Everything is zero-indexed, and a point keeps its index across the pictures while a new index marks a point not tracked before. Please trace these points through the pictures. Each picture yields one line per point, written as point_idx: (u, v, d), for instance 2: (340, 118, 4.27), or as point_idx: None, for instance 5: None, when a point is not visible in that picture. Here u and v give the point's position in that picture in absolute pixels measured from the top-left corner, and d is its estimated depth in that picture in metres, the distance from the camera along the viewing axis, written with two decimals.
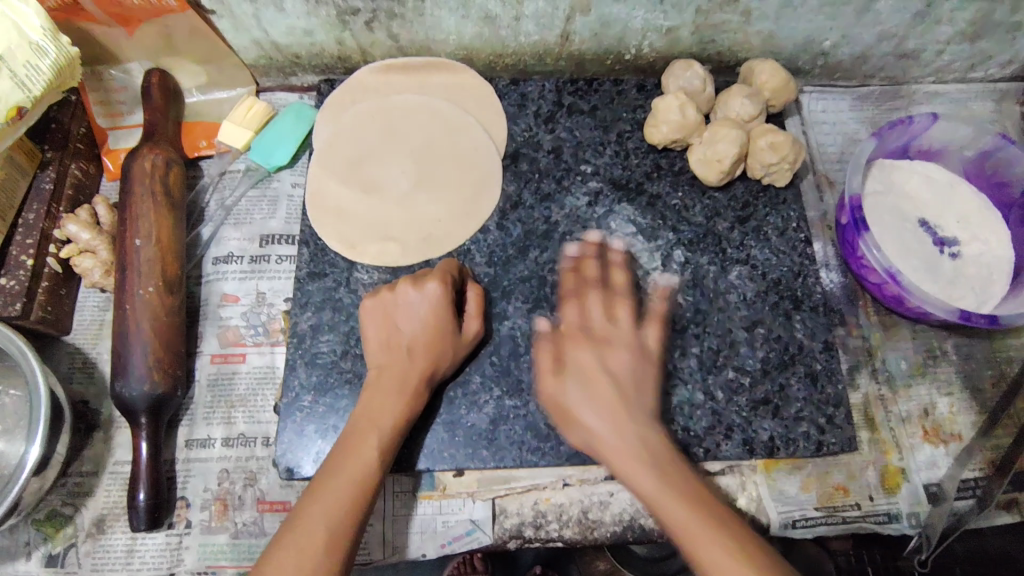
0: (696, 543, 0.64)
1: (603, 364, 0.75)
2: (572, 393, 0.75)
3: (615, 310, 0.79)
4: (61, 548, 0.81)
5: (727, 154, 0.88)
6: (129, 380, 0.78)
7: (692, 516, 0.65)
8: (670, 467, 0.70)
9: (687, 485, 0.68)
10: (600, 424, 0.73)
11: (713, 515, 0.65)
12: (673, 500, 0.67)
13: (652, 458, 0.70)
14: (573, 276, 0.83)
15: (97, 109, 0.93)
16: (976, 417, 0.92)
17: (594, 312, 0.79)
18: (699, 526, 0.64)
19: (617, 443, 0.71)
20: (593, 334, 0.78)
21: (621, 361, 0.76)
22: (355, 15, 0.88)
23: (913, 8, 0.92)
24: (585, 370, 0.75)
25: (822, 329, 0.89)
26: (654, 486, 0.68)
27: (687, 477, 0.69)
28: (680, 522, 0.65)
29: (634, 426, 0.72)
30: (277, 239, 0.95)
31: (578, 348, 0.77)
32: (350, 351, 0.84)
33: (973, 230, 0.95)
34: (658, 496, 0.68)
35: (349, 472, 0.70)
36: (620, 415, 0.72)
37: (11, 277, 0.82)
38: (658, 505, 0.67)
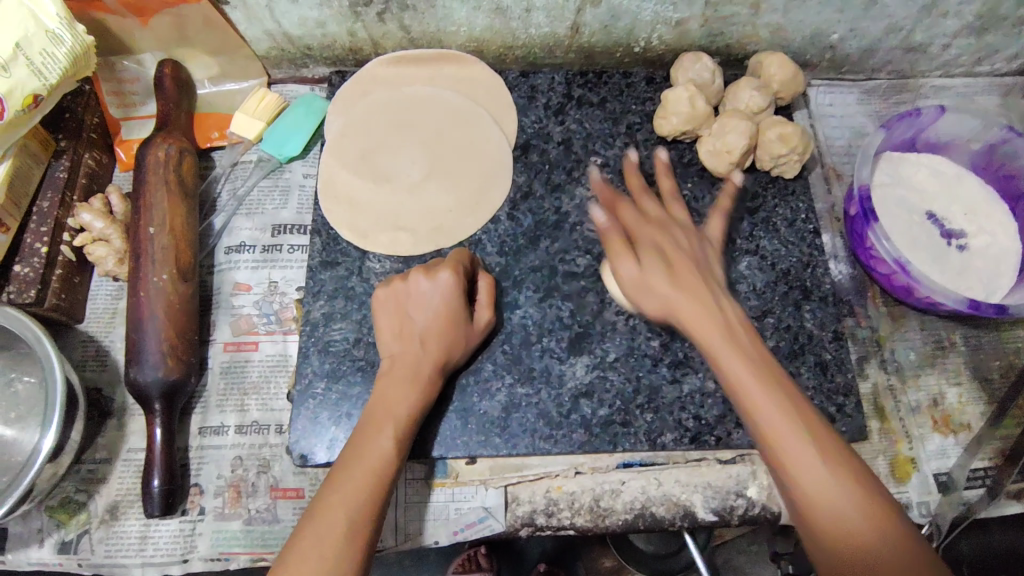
0: (789, 448, 0.63)
1: (683, 245, 0.80)
2: (653, 270, 0.78)
3: (676, 210, 0.86)
4: (75, 535, 0.81)
5: (737, 144, 0.88)
6: (144, 367, 0.78)
7: (796, 443, 0.63)
8: (785, 387, 0.67)
9: (801, 404, 0.66)
10: (670, 285, 0.76)
11: (824, 441, 0.64)
12: (790, 432, 0.64)
13: (764, 375, 0.68)
14: (606, 189, 0.90)
15: (110, 99, 0.94)
16: (984, 407, 0.93)
17: (648, 207, 0.85)
18: (803, 448, 0.63)
19: (733, 368, 0.69)
20: (652, 220, 0.83)
21: (680, 238, 0.81)
22: (367, 7, 0.89)
23: (920, 1, 0.93)
24: (660, 248, 0.79)
25: (832, 318, 0.90)
26: (784, 420, 0.64)
27: (801, 399, 0.67)
28: (781, 440, 0.64)
29: (717, 321, 0.73)
30: (288, 229, 0.95)
31: (651, 232, 0.81)
32: (363, 339, 0.84)
33: (980, 222, 0.96)
34: (783, 425, 0.64)
35: (365, 461, 0.70)
36: (671, 272, 0.77)
37: (24, 265, 0.83)
38: (771, 430, 0.65)
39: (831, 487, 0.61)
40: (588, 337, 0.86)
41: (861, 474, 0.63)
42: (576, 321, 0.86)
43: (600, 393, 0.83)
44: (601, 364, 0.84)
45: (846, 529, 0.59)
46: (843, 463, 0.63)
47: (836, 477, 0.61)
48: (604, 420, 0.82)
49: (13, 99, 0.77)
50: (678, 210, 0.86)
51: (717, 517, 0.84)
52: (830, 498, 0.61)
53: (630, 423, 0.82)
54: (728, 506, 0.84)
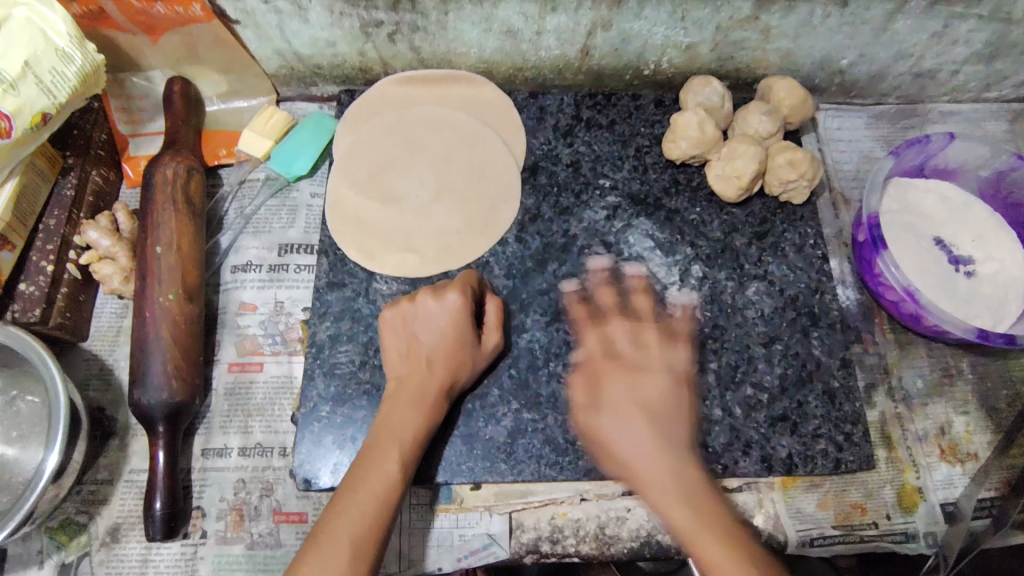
0: (705, 547, 0.66)
1: (634, 346, 0.79)
2: (611, 420, 0.74)
3: (642, 303, 0.84)
4: (75, 557, 0.81)
5: (746, 170, 0.88)
6: (148, 389, 0.77)
7: (715, 548, 0.65)
8: (704, 500, 0.69)
9: (718, 529, 0.66)
10: (634, 446, 0.72)
11: (747, 556, 0.65)
12: (704, 516, 0.67)
13: (688, 486, 0.70)
14: (607, 292, 0.86)
15: (118, 116, 0.94)
16: (992, 437, 0.92)
17: (623, 334, 0.80)
18: (721, 555, 0.65)
19: (644, 465, 0.71)
20: (621, 359, 0.78)
21: (645, 365, 0.77)
22: (378, 27, 0.89)
23: (930, 29, 0.93)
24: (623, 383, 0.76)
25: (840, 345, 0.89)
26: (710, 535, 0.66)
27: (717, 507, 0.69)
28: (681, 521, 0.68)
29: (651, 437, 0.72)
30: (295, 248, 0.95)
31: (598, 363, 0.79)
32: (369, 362, 0.84)
33: (989, 249, 0.95)
34: (694, 534, 0.67)
35: (369, 486, 0.69)
36: (614, 391, 0.76)
37: (30, 284, 0.82)
38: (697, 545, 0.66)
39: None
40: None
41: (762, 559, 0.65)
42: None
43: None
44: None
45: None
46: (734, 544, 0.66)
47: (748, 573, 0.63)
48: None
49: (21, 116, 0.76)
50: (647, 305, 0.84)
51: None
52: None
53: None
54: None
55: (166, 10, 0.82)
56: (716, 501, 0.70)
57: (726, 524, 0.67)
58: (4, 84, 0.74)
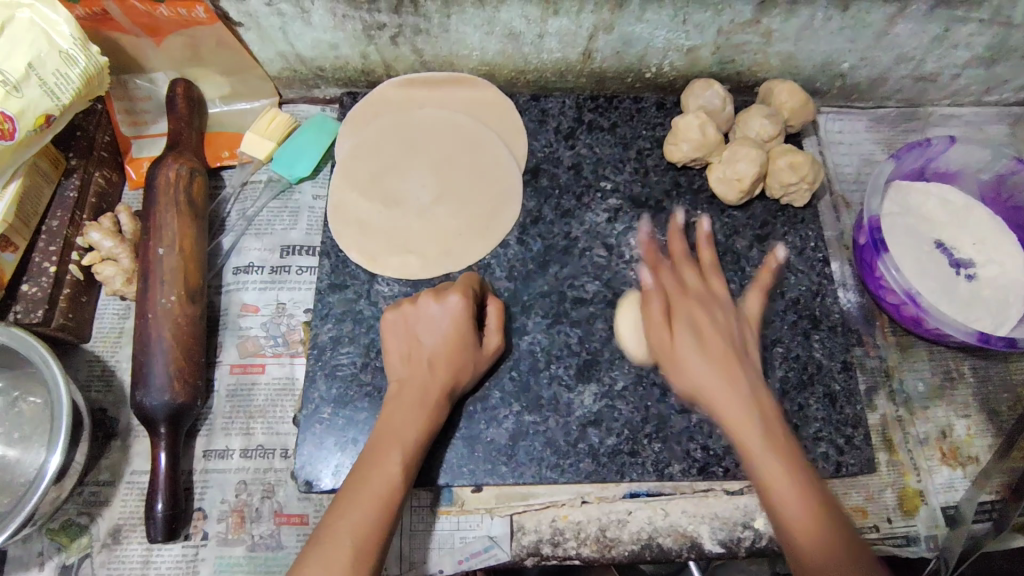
0: (755, 450, 0.70)
1: (721, 330, 0.79)
2: (682, 343, 0.78)
3: (715, 286, 0.83)
4: (76, 558, 0.81)
5: (748, 172, 0.88)
6: (150, 390, 0.78)
7: (787, 484, 0.67)
8: (791, 453, 0.70)
9: (781, 440, 0.71)
10: (705, 371, 0.76)
11: (804, 479, 0.68)
12: (768, 450, 0.70)
13: (765, 411, 0.73)
14: (653, 250, 0.90)
15: (121, 117, 0.94)
16: (992, 440, 0.93)
17: (689, 277, 0.83)
18: (776, 467, 0.69)
19: (711, 385, 0.75)
20: (689, 293, 0.82)
21: (722, 320, 0.80)
22: (381, 30, 0.89)
23: (931, 32, 0.93)
24: (696, 324, 0.79)
25: (840, 348, 0.89)
26: (762, 440, 0.70)
27: (789, 436, 0.72)
28: (761, 461, 0.69)
29: (733, 387, 0.74)
30: (297, 250, 0.95)
31: (688, 304, 0.80)
32: (370, 364, 0.84)
33: (989, 252, 0.95)
34: (763, 453, 0.70)
35: (372, 487, 0.69)
36: (722, 368, 0.76)
37: (33, 285, 0.83)
38: (753, 460, 0.70)
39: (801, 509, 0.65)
40: (596, 364, 0.85)
41: (824, 498, 0.66)
42: (585, 348, 0.86)
43: (608, 422, 0.83)
44: (610, 392, 0.84)
45: (811, 543, 0.63)
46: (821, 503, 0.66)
47: (819, 509, 0.65)
48: (611, 449, 0.82)
49: (24, 118, 0.77)
50: (717, 281, 0.84)
51: (724, 549, 0.83)
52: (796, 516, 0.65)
53: (638, 453, 0.82)
54: (735, 538, 0.83)
55: (169, 12, 0.82)
56: (783, 424, 0.73)
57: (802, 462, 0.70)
58: (8, 87, 0.74)
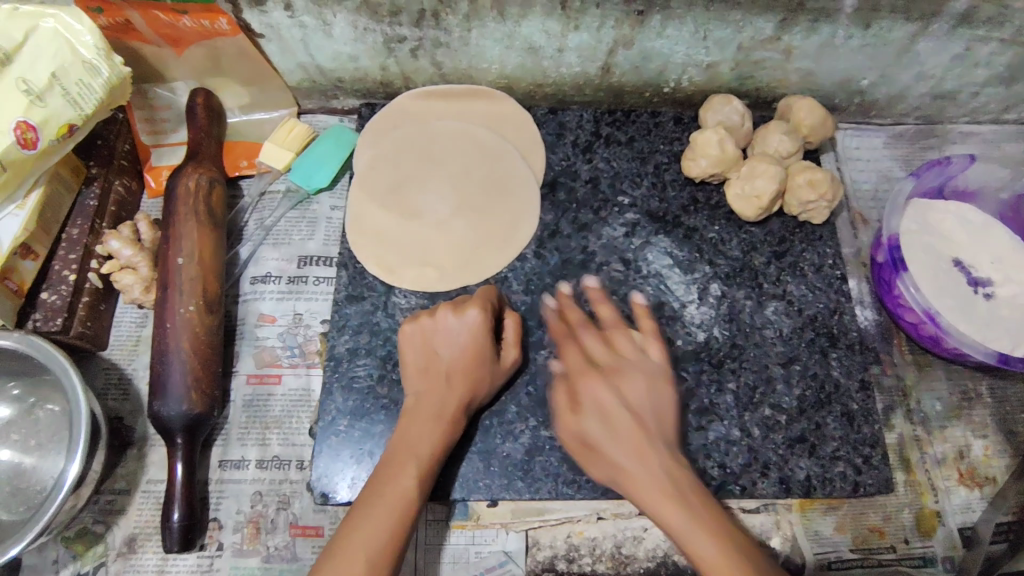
0: (641, 483, 0.69)
1: (618, 375, 0.77)
2: (592, 429, 0.74)
3: (620, 340, 0.81)
4: (91, 567, 0.81)
5: (766, 190, 0.88)
6: (167, 400, 0.78)
7: (674, 513, 0.67)
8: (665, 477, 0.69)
9: (656, 460, 0.70)
10: (602, 434, 0.73)
11: (698, 512, 0.67)
12: (670, 502, 0.68)
13: (640, 447, 0.71)
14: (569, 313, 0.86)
15: (142, 126, 0.94)
16: (1010, 461, 0.92)
17: (596, 352, 0.80)
18: (642, 475, 0.70)
19: (619, 459, 0.71)
20: (605, 370, 0.78)
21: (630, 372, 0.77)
22: (401, 43, 0.89)
23: (951, 51, 0.93)
24: (598, 395, 0.75)
25: (858, 367, 0.89)
26: (649, 476, 0.69)
27: (678, 474, 0.70)
28: (644, 490, 0.70)
29: (632, 429, 0.72)
30: (314, 261, 0.95)
31: (591, 382, 0.77)
32: (387, 376, 0.84)
33: (1008, 271, 0.93)
34: (646, 487, 0.69)
35: (387, 501, 0.69)
36: (640, 430, 0.72)
37: (53, 293, 0.83)
38: (630, 479, 0.71)
39: (685, 524, 0.66)
40: None
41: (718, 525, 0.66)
42: None
43: None
44: None
45: (709, 571, 0.63)
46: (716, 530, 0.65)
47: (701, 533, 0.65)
48: None
49: (48, 127, 0.78)
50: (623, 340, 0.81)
51: None
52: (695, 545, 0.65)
53: None
54: None
55: (194, 23, 0.83)
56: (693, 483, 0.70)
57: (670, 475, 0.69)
58: (32, 96, 0.76)
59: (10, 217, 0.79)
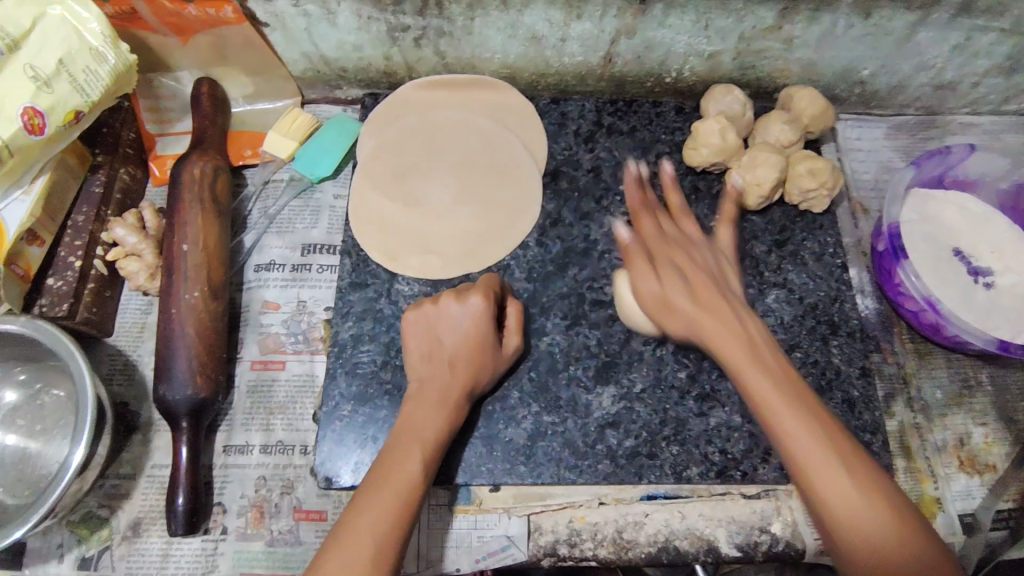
0: (794, 437, 0.63)
1: (695, 262, 0.78)
2: (671, 287, 0.76)
3: (688, 228, 0.82)
4: (96, 551, 0.81)
5: (767, 178, 0.88)
6: (173, 385, 0.78)
7: (802, 434, 0.63)
8: (813, 406, 0.65)
9: (807, 400, 0.66)
10: (658, 288, 0.77)
11: (850, 455, 0.63)
12: (817, 455, 0.62)
13: (786, 381, 0.67)
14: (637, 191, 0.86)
15: (146, 115, 0.95)
16: (1010, 449, 0.92)
17: (664, 225, 0.82)
18: (784, 407, 0.65)
19: (750, 381, 0.67)
20: (669, 240, 0.80)
21: (704, 261, 0.78)
22: (405, 32, 0.90)
23: (951, 41, 0.94)
24: (678, 266, 0.77)
25: (859, 354, 0.89)
26: (791, 416, 0.64)
27: (825, 410, 0.66)
28: (784, 428, 0.64)
29: (748, 350, 0.69)
30: (318, 249, 0.96)
31: (642, 271, 0.78)
32: (390, 362, 0.85)
33: (1008, 260, 0.93)
34: (796, 434, 0.63)
35: (393, 484, 0.70)
36: (706, 308, 0.73)
37: (58, 279, 0.84)
38: (763, 405, 0.66)
39: (839, 470, 0.62)
40: (615, 366, 0.85)
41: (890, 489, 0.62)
42: (604, 350, 0.86)
43: (627, 424, 0.83)
44: (628, 395, 0.84)
45: (851, 515, 0.60)
46: (888, 498, 0.61)
47: (860, 490, 0.61)
48: (629, 451, 0.82)
49: (55, 113, 0.78)
50: (689, 225, 0.83)
51: (741, 553, 0.83)
52: (827, 483, 0.61)
53: (656, 455, 0.82)
54: (752, 542, 0.83)
55: (198, 11, 0.83)
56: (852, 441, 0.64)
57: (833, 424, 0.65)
58: (38, 82, 0.76)
59: (16, 203, 0.80)
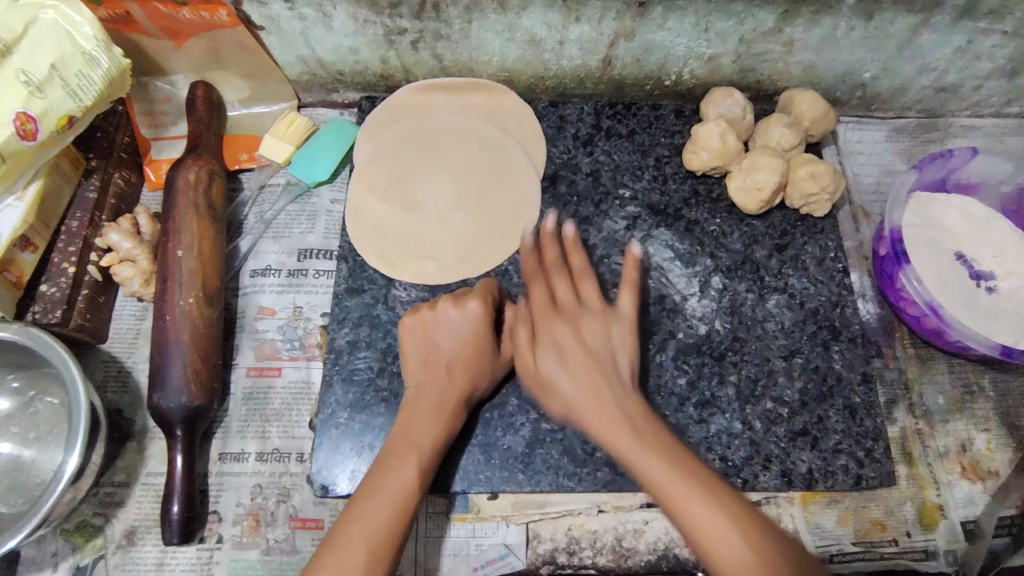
0: (656, 476, 0.64)
1: (578, 329, 0.76)
2: (550, 366, 0.75)
3: (587, 290, 0.79)
4: (90, 560, 0.81)
5: (768, 182, 0.87)
6: (167, 392, 0.77)
7: (658, 466, 0.65)
8: (659, 441, 0.67)
9: (628, 414, 0.69)
10: (565, 377, 0.73)
11: (699, 484, 0.63)
12: (685, 484, 0.63)
13: (638, 430, 0.68)
14: (534, 259, 0.83)
15: (141, 120, 0.94)
16: (1013, 455, 0.91)
17: (562, 292, 0.79)
18: (643, 452, 0.66)
19: (591, 422, 0.71)
20: (561, 312, 0.77)
21: (594, 330, 0.76)
22: (402, 35, 0.89)
23: (953, 44, 0.93)
24: (560, 345, 0.75)
25: (860, 360, 0.88)
26: (643, 452, 0.66)
27: (670, 445, 0.67)
28: (667, 491, 0.63)
29: (614, 400, 0.70)
30: (314, 254, 0.95)
31: (553, 325, 0.76)
32: (387, 369, 0.84)
33: (1012, 264, 0.92)
34: (659, 476, 0.64)
35: (388, 492, 0.69)
36: (586, 339, 0.75)
37: (51, 285, 0.83)
38: (637, 467, 0.66)
39: (699, 501, 0.62)
40: None
41: (742, 510, 0.61)
42: None
43: None
44: None
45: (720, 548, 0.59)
46: (735, 515, 0.61)
47: (717, 518, 0.60)
48: None
49: (47, 119, 0.77)
50: (590, 288, 0.80)
51: None
52: (692, 509, 0.61)
53: None
54: None
55: (193, 14, 0.82)
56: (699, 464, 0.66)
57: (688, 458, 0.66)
58: (31, 87, 0.75)
59: (8, 209, 0.79)
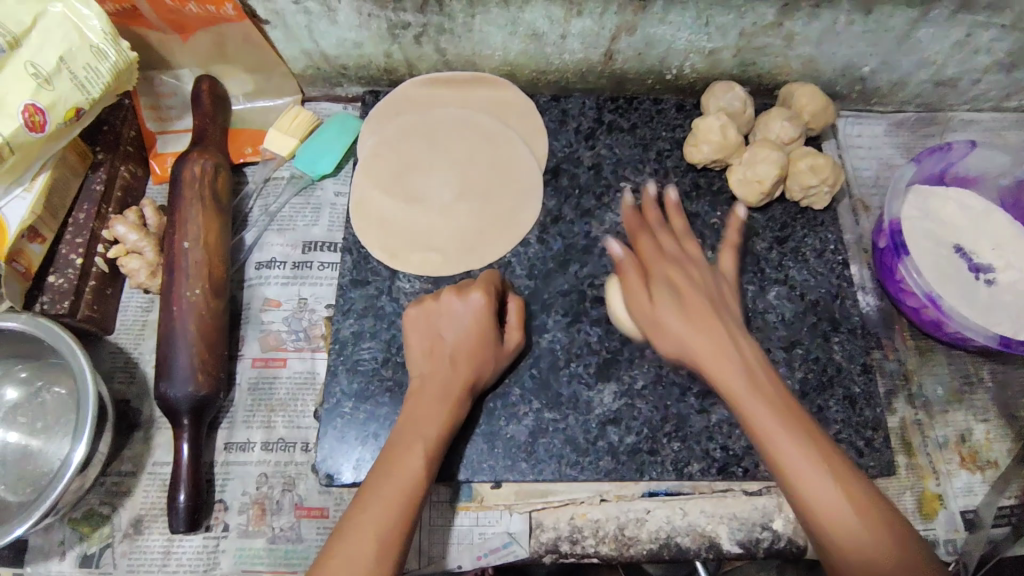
0: (759, 417, 0.66)
1: (694, 283, 0.77)
2: (664, 305, 0.76)
3: (689, 248, 0.81)
4: (97, 548, 0.81)
5: (768, 175, 0.88)
6: (174, 381, 0.78)
7: (781, 430, 0.64)
8: (782, 403, 0.67)
9: (772, 384, 0.68)
10: (680, 324, 0.74)
11: (815, 443, 0.63)
12: (784, 428, 0.64)
13: (763, 389, 0.68)
14: (636, 217, 0.88)
15: (147, 113, 0.96)
16: (1012, 445, 0.92)
17: (666, 245, 0.81)
18: (754, 395, 0.67)
19: (712, 363, 0.71)
20: (667, 256, 0.80)
21: (707, 285, 0.78)
22: (405, 29, 0.90)
23: (951, 38, 0.94)
24: (670, 279, 0.77)
25: (860, 351, 0.89)
26: (746, 386, 0.68)
27: (796, 406, 0.67)
28: (765, 429, 0.65)
29: (738, 358, 0.70)
30: (319, 246, 0.96)
31: (660, 263, 0.79)
32: (391, 359, 0.85)
33: (1010, 256, 0.93)
34: (769, 427, 0.65)
35: (396, 481, 0.70)
36: (697, 329, 0.73)
37: (59, 276, 0.84)
38: (737, 399, 0.68)
39: (811, 474, 0.62)
40: (616, 363, 0.85)
41: (860, 482, 0.62)
42: (604, 347, 0.86)
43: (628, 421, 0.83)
44: (630, 391, 0.84)
45: (831, 514, 0.60)
46: (850, 486, 0.61)
47: (840, 487, 0.61)
48: (631, 447, 0.82)
49: (55, 111, 0.78)
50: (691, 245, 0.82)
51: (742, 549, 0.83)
52: (805, 481, 0.62)
53: (657, 451, 0.82)
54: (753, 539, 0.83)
55: (198, 9, 0.83)
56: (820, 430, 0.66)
57: (809, 422, 0.66)
58: (39, 79, 0.76)
59: (17, 199, 0.80)
